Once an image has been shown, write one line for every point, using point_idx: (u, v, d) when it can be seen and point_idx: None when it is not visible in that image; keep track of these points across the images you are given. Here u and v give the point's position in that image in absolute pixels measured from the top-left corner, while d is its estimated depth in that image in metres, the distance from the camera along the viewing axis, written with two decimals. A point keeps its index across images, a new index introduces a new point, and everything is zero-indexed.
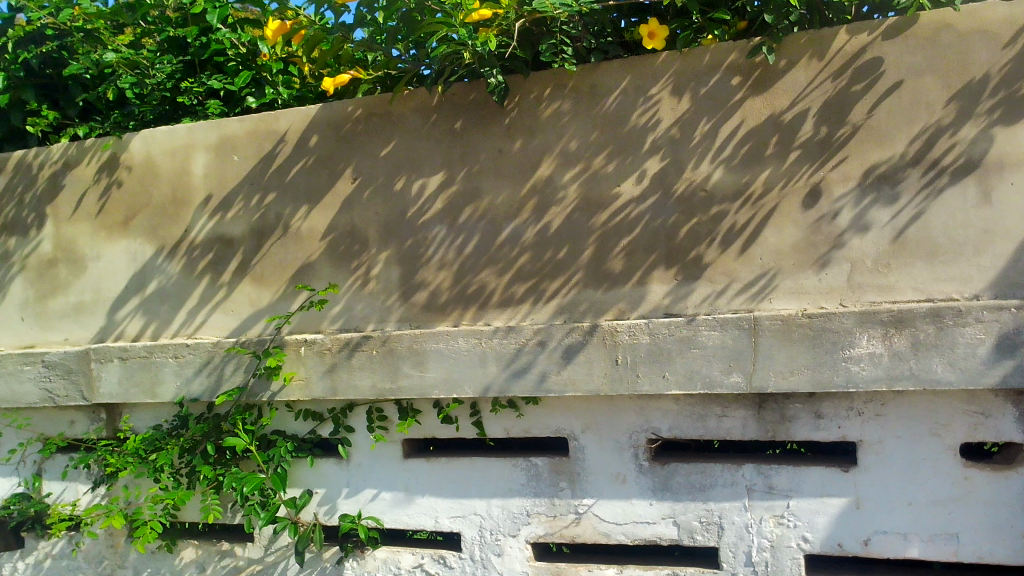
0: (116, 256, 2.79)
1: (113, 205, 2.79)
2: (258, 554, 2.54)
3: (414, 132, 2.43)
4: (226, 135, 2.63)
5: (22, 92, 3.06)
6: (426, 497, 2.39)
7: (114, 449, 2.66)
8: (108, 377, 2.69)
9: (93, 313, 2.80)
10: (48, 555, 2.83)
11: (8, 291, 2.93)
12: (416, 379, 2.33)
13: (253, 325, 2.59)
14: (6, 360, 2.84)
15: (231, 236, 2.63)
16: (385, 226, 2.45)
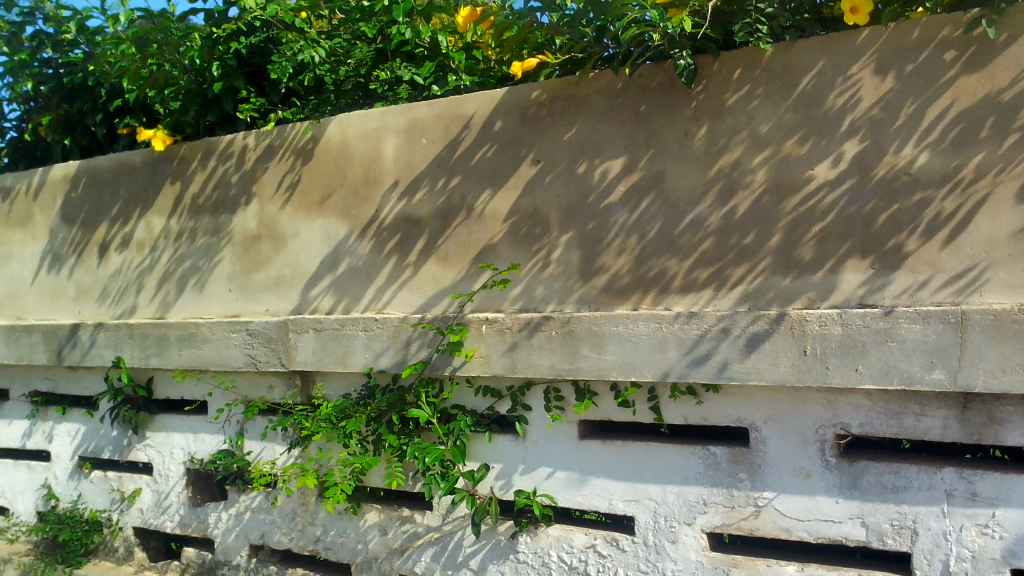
0: (313, 234, 2.97)
1: (311, 186, 2.98)
2: (437, 522, 2.64)
3: (598, 115, 2.43)
4: (416, 119, 2.74)
5: (234, 79, 3.32)
6: (601, 479, 2.40)
7: (308, 414, 2.84)
8: (304, 346, 2.87)
9: (292, 286, 3.00)
10: (247, 508, 3.06)
11: (218, 263, 3.19)
12: (595, 361, 2.34)
13: (437, 303, 2.68)
14: (215, 327, 3.09)
15: (418, 217, 2.74)
16: (567, 208, 2.47)
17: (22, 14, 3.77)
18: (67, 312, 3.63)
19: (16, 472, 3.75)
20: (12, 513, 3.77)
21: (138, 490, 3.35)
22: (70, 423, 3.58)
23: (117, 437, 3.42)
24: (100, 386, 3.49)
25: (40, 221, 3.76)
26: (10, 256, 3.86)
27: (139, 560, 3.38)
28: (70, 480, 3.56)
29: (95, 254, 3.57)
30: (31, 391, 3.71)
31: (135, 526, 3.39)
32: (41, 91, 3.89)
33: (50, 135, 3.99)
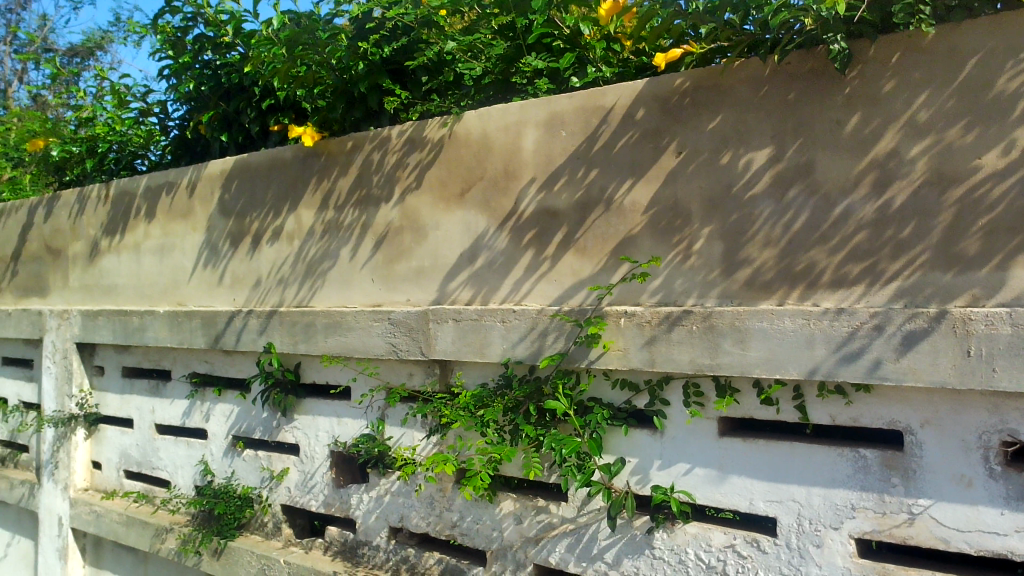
0: (453, 225, 3.03)
1: (452, 179, 3.04)
2: (572, 513, 2.65)
3: (743, 104, 2.36)
4: (556, 111, 2.75)
5: (378, 77, 3.42)
6: (742, 477, 2.34)
7: (447, 402, 2.90)
8: (444, 336, 2.94)
9: (432, 277, 3.07)
10: (387, 491, 3.16)
11: (362, 254, 3.31)
12: (737, 356, 2.28)
13: (574, 295, 2.69)
14: (359, 315, 3.20)
15: (557, 209, 2.75)
16: (710, 200, 2.42)
17: (184, 20, 4.03)
18: (223, 299, 3.86)
19: (176, 448, 4.03)
20: (173, 486, 4.05)
21: (286, 469, 3.53)
22: (225, 404, 3.80)
23: (268, 419, 3.61)
24: (253, 370, 3.69)
25: (200, 214, 4.00)
26: (173, 246, 4.13)
27: (286, 536, 3.55)
28: (225, 457, 3.79)
29: (248, 244, 3.77)
30: (190, 373, 3.97)
31: (283, 503, 3.56)
32: (202, 92, 4.15)
33: (209, 133, 4.25)
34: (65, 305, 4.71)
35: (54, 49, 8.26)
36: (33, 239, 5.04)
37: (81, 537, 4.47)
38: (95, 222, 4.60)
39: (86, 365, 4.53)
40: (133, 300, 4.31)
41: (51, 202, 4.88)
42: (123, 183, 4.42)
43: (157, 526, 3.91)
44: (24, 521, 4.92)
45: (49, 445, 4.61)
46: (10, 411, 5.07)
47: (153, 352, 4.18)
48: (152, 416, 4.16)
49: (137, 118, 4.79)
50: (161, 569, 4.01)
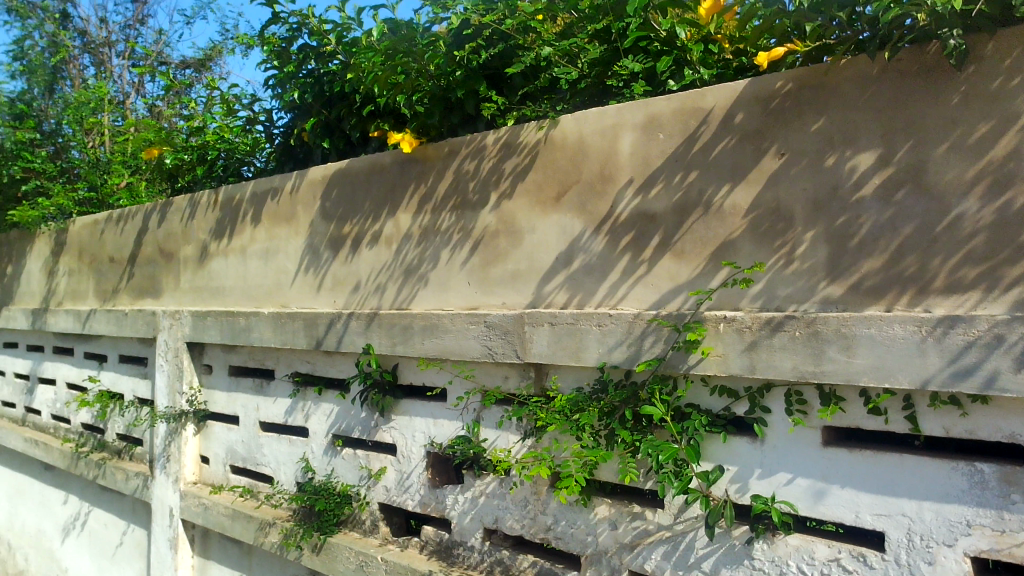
0: (549, 229, 3.03)
1: (548, 183, 3.05)
2: (668, 521, 2.62)
3: (850, 103, 2.29)
4: (654, 114, 2.72)
5: (475, 82, 3.48)
6: (847, 489, 2.26)
7: (543, 406, 2.91)
8: (539, 339, 2.94)
9: (527, 280, 3.09)
10: (482, 493, 3.19)
11: (459, 258, 3.35)
12: (843, 364, 2.21)
13: (672, 299, 2.65)
14: (456, 318, 3.25)
15: (654, 213, 2.72)
16: (814, 203, 2.35)
17: (290, 30, 4.17)
18: (325, 302, 3.96)
19: (279, 445, 4.16)
20: (276, 482, 4.18)
21: (383, 469, 3.60)
22: (325, 404, 3.91)
23: (366, 419, 3.69)
24: (352, 370, 3.77)
25: (303, 219, 4.13)
26: (277, 250, 4.28)
27: (383, 534, 3.62)
28: (325, 455, 3.90)
29: (348, 248, 3.86)
30: (293, 372, 4.09)
31: (380, 502, 3.64)
32: (306, 100, 4.29)
33: (312, 140, 4.39)
34: (177, 306, 4.94)
35: (167, 62, 8.65)
36: (148, 243, 5.30)
37: (189, 528, 4.67)
38: (205, 226, 4.80)
39: (195, 364, 4.74)
40: (240, 301, 4.48)
41: (165, 208, 5.12)
42: (231, 189, 4.59)
43: (260, 520, 4.04)
44: (138, 511, 5.18)
45: (161, 439, 4.83)
46: (126, 406, 5.34)
47: (258, 352, 4.33)
48: (256, 414, 4.31)
49: (244, 126, 4.99)
50: (264, 561, 4.15)
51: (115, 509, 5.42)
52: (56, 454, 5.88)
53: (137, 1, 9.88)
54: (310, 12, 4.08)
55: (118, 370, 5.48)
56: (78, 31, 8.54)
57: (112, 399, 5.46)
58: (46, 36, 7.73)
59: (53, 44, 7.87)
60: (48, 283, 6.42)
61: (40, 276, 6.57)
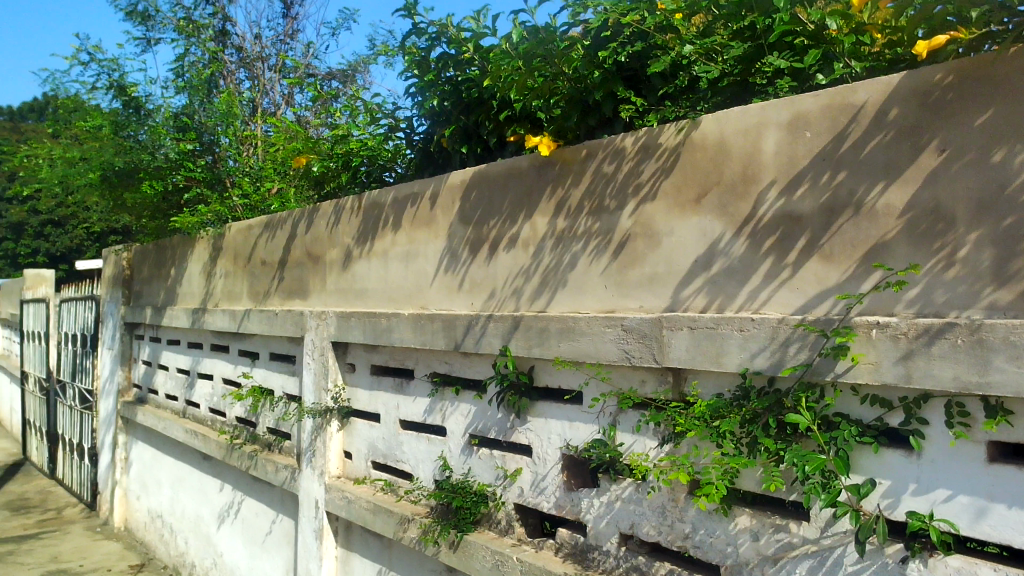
0: (689, 231, 2.98)
1: (687, 185, 2.99)
2: (815, 534, 2.52)
3: (1018, 94, 2.13)
4: (801, 112, 2.62)
5: (614, 84, 3.47)
6: (1016, 510, 2.10)
7: (681, 412, 2.85)
8: (677, 343, 2.89)
9: (666, 284, 3.04)
10: (619, 497, 3.16)
11: (595, 261, 3.34)
12: (1011, 375, 2.06)
13: (819, 304, 2.55)
14: (593, 321, 3.24)
15: (800, 214, 2.62)
16: (978, 203, 2.21)
17: (429, 40, 4.28)
18: (462, 303, 4.04)
19: (418, 443, 4.27)
20: (415, 478, 4.30)
21: (519, 470, 3.63)
22: (463, 403, 3.98)
23: (502, 419, 3.73)
24: (489, 371, 3.83)
25: (442, 223, 4.23)
26: (417, 253, 4.39)
27: (518, 534, 3.65)
28: (462, 454, 3.97)
29: (486, 251, 3.92)
30: (432, 372, 4.19)
31: (516, 502, 3.67)
32: (445, 106, 4.39)
33: (451, 146, 4.49)
34: (323, 307, 5.15)
35: (314, 74, 9.05)
36: (297, 247, 5.56)
37: (333, 520, 4.86)
38: (350, 231, 5.00)
39: (339, 362, 4.94)
40: (382, 303, 4.63)
41: (313, 213, 5.36)
42: (374, 195, 4.76)
43: (400, 515, 4.16)
44: (286, 502, 5.44)
45: (308, 434, 5.07)
46: (276, 401, 5.64)
47: (399, 352, 4.47)
48: (397, 412, 4.44)
49: (386, 134, 5.16)
50: (403, 556, 4.27)
51: (266, 499, 5.72)
52: (212, 444, 6.27)
53: (289, 17, 10.38)
54: (448, 21, 4.18)
55: (269, 367, 5.78)
56: (235, 47, 9.06)
57: (264, 394, 5.76)
58: (205, 52, 8.23)
59: (214, 60, 8.39)
60: (207, 286, 6.85)
61: (201, 278, 7.01)
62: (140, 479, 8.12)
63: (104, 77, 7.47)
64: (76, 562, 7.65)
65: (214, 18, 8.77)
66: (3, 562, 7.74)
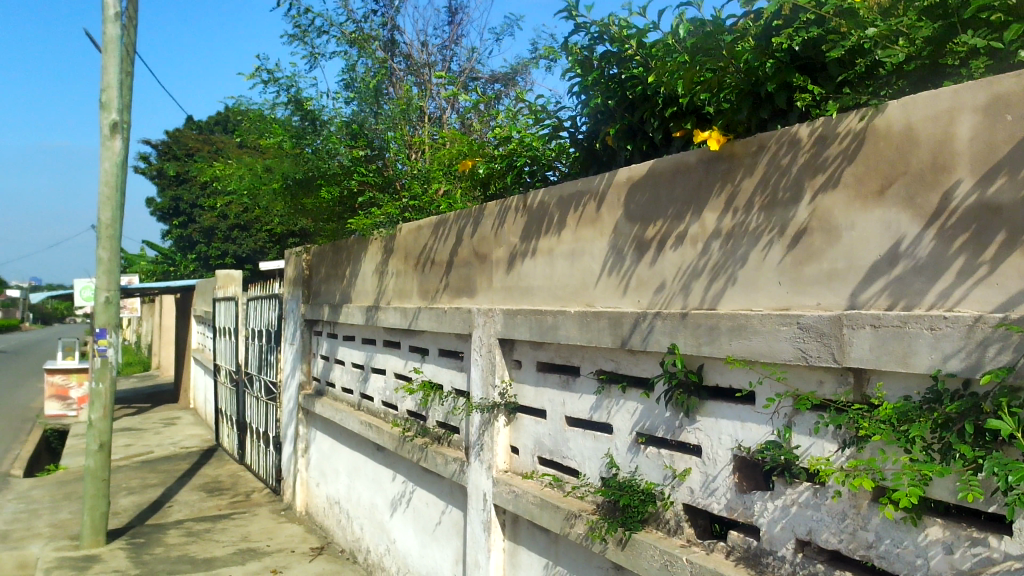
0: (872, 225, 2.83)
1: (870, 175, 2.85)
2: (1018, 550, 2.32)
3: None
4: (1000, 93, 2.43)
5: (788, 74, 3.36)
6: None
7: (865, 414, 2.72)
8: (859, 342, 2.75)
9: (846, 280, 2.91)
10: (795, 502, 3.05)
11: (768, 257, 3.24)
12: None
13: (1021, 301, 2.35)
14: (766, 319, 3.14)
15: (999, 204, 2.44)
16: None
17: (591, 39, 4.29)
18: (629, 301, 4.03)
19: (585, 440, 4.30)
20: (582, 475, 4.33)
21: (688, 469, 3.57)
22: (630, 401, 3.96)
23: (671, 418, 3.69)
24: (657, 370, 3.79)
25: (607, 220, 4.22)
26: (582, 251, 4.41)
27: (688, 535, 3.59)
28: (629, 452, 3.96)
29: (653, 249, 3.89)
30: (598, 370, 4.20)
31: (685, 502, 3.61)
32: (609, 105, 4.37)
33: (615, 144, 4.46)
34: (490, 305, 5.27)
35: (478, 77, 9.27)
36: (464, 246, 5.71)
37: (501, 513, 4.97)
38: (515, 231, 5.08)
39: (506, 359, 5.05)
40: (548, 301, 4.68)
41: (479, 214, 5.49)
42: (539, 195, 4.82)
43: (567, 511, 4.19)
44: (455, 494, 5.61)
45: (477, 428, 5.21)
46: (445, 396, 5.82)
47: (565, 349, 4.50)
48: (563, 409, 4.48)
49: (550, 134, 5.20)
50: (570, 551, 4.31)
51: (435, 490, 5.93)
52: (385, 436, 6.55)
53: (454, 23, 10.67)
54: (607, 21, 4.18)
55: (438, 363, 5.99)
56: (403, 56, 9.39)
57: (433, 389, 5.97)
58: (375, 62, 8.61)
59: (382, 68, 8.75)
60: (380, 284, 7.17)
61: (374, 278, 7.35)
62: (319, 467, 8.62)
63: (281, 93, 7.97)
64: (264, 542, 8.24)
65: (383, 28, 9.14)
66: (201, 539, 8.44)
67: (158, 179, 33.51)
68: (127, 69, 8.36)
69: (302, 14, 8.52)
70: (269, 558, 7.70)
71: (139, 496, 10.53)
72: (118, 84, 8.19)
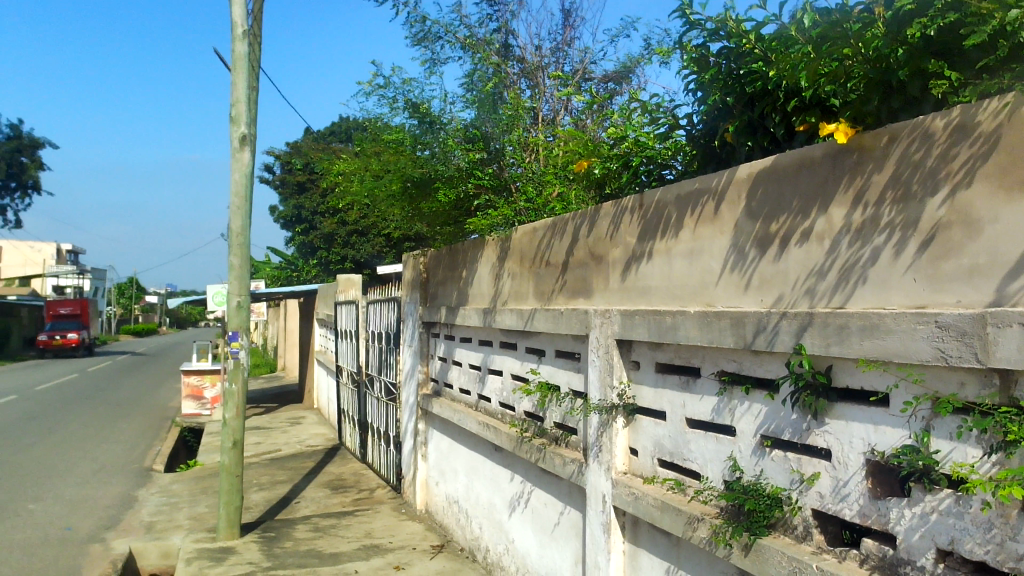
0: (1017, 217, 2.67)
1: (1014, 165, 2.68)
2: None
3: None
4: None
5: (922, 60, 3.22)
6: None
7: (1013, 418, 2.56)
8: (1006, 342, 2.60)
9: (989, 277, 2.75)
10: (935, 510, 2.91)
11: (902, 253, 3.10)
12: None
13: None
14: (901, 318, 3.00)
15: None
16: None
17: (707, 35, 4.22)
18: (751, 301, 3.93)
19: (707, 442, 4.22)
20: (704, 478, 4.25)
21: (817, 474, 3.45)
22: (754, 403, 3.87)
23: (798, 421, 3.57)
24: (782, 371, 3.68)
25: (727, 218, 4.14)
26: (702, 250, 4.34)
27: (818, 542, 3.46)
28: (754, 455, 3.86)
29: (776, 247, 3.78)
30: (720, 371, 4.12)
31: (814, 508, 3.49)
32: (728, 101, 4.29)
33: (735, 140, 4.34)
34: (607, 306, 5.25)
35: (592, 78, 9.23)
36: (580, 248, 5.70)
37: (621, 515, 4.94)
38: (632, 231, 5.04)
39: (624, 360, 5.01)
40: (667, 301, 4.62)
41: (595, 215, 5.48)
42: (657, 195, 4.77)
43: (689, 514, 4.13)
44: (574, 495, 5.62)
45: (596, 430, 5.20)
46: (562, 397, 5.84)
47: (684, 350, 4.43)
48: (683, 410, 4.42)
49: (666, 132, 5.14)
50: (692, 556, 4.24)
51: (554, 491, 5.95)
52: (503, 436, 6.63)
53: (567, 25, 10.67)
54: (727, 14, 4.11)
55: (555, 364, 6.02)
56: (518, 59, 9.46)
57: (551, 390, 5.99)
58: (489, 66, 8.71)
59: (497, 71, 8.83)
60: (496, 286, 7.25)
61: (490, 281, 7.44)
62: (438, 467, 8.78)
63: (400, 97, 8.16)
64: (386, 539, 8.47)
65: (497, 32, 9.22)
66: (327, 535, 8.75)
67: (281, 188, 34.99)
68: (254, 84, 8.79)
69: (419, 21, 8.71)
70: (391, 555, 7.91)
71: (269, 492, 11.02)
72: (247, 98, 8.61)
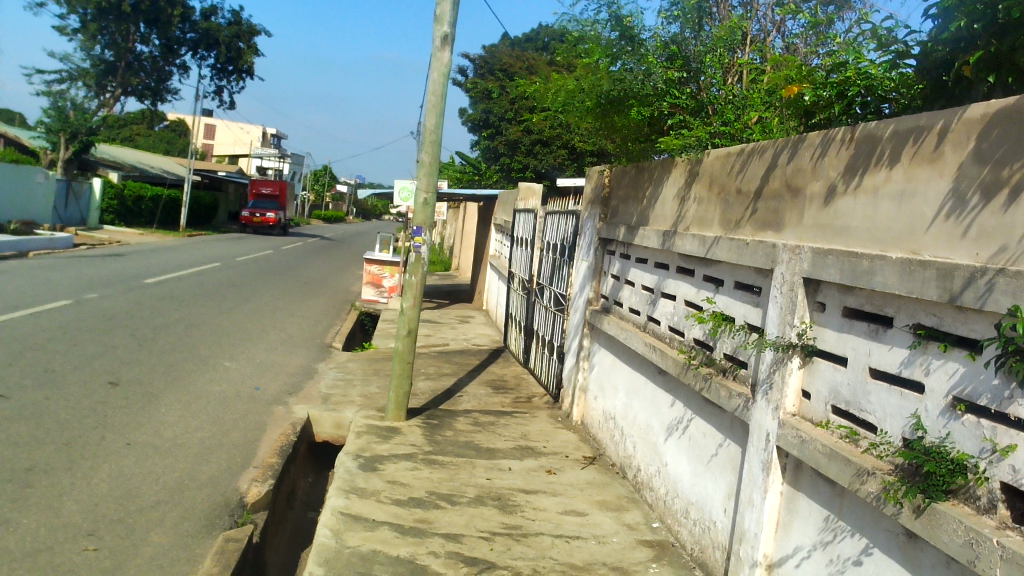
0: None
1: None
2: None
3: None
4: None
5: None
6: None
7: None
8: None
9: None
10: None
11: None
12: None
13: None
14: None
15: None
16: None
17: None
18: (964, 253, 3.63)
19: (890, 396, 4.00)
20: (881, 431, 4.04)
21: (1013, 446, 3.19)
22: (950, 361, 3.60)
23: (1000, 387, 3.30)
24: (989, 332, 3.39)
25: (950, 160, 3.79)
26: (914, 193, 4.02)
27: (1001, 517, 3.24)
28: (942, 417, 3.61)
29: (1004, 197, 3.44)
30: (916, 324, 3.86)
31: (1002, 480, 3.24)
32: (974, 29, 3.91)
33: (974, 75, 4.00)
34: (798, 241, 5.02)
35: None
36: (776, 177, 5.42)
37: (783, 456, 4.82)
38: (836, 164, 4.73)
39: (809, 300, 4.80)
40: (865, 243, 4.35)
41: (797, 144, 5.18)
42: (871, 127, 4.43)
43: (860, 466, 3.97)
44: (735, 429, 5.55)
45: (769, 367, 5.06)
46: (736, 329, 5.70)
47: (878, 296, 4.18)
48: (868, 359, 4.20)
49: (892, 61, 4.75)
50: (855, 508, 4.10)
51: (715, 423, 5.87)
52: (669, 360, 6.59)
53: None
54: None
55: (733, 296, 5.87)
56: None
57: (725, 321, 5.87)
58: None
59: None
60: (680, 210, 7.09)
61: (674, 203, 7.27)
62: (598, 381, 8.87)
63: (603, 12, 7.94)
64: (541, 442, 8.74)
65: None
66: (486, 430, 9.13)
67: (472, 91, 35.41)
68: None
69: None
70: (544, 458, 8.17)
71: (435, 382, 11.58)
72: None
